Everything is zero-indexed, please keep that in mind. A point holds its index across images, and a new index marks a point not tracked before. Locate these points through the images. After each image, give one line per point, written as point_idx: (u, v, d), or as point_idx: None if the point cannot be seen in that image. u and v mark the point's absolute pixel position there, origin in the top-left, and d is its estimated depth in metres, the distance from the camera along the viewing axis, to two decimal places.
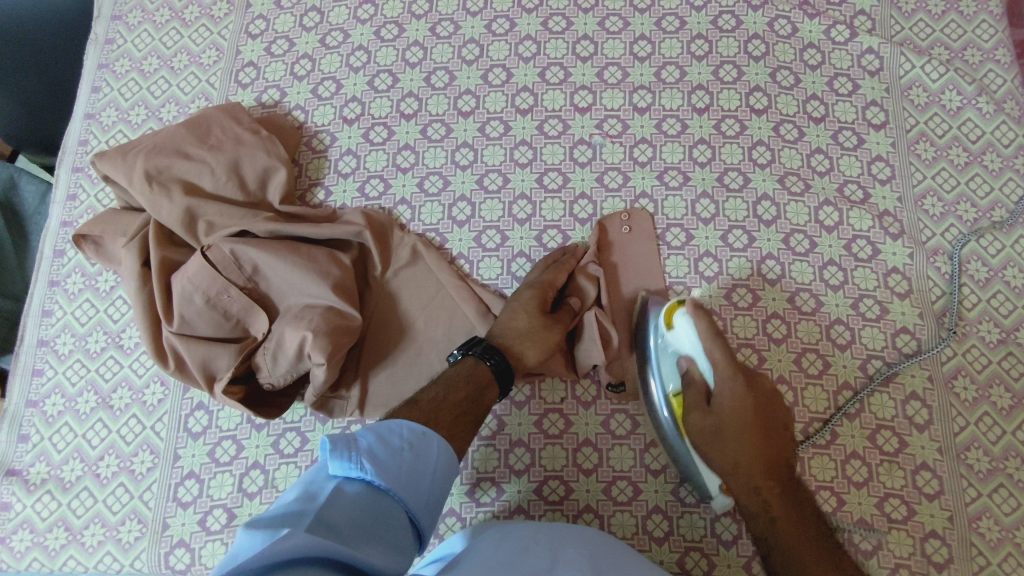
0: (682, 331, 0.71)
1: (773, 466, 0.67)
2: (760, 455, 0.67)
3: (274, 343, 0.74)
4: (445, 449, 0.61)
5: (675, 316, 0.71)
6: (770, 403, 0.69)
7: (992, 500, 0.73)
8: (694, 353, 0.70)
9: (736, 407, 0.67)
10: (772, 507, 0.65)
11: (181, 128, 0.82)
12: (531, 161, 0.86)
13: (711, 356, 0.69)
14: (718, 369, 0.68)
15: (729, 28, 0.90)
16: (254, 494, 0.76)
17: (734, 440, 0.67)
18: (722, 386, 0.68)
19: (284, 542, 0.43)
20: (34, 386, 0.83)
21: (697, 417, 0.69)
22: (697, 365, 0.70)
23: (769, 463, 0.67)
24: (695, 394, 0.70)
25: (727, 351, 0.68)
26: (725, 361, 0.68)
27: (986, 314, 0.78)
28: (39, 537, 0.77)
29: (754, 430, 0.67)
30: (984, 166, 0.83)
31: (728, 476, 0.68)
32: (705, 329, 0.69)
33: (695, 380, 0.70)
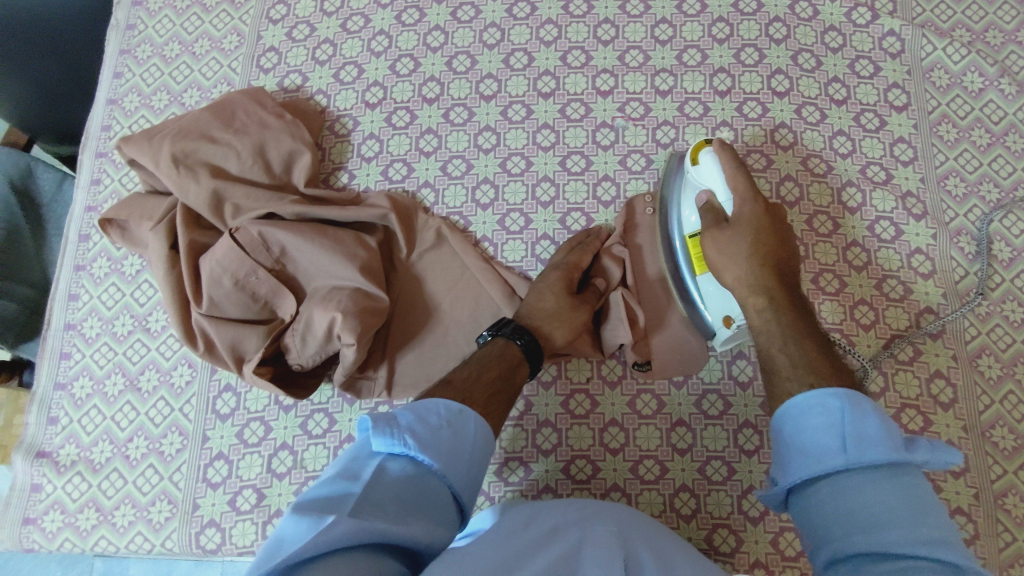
0: (706, 166, 0.73)
1: (784, 278, 0.68)
2: (772, 267, 0.68)
3: (303, 325, 0.75)
4: (482, 426, 0.61)
5: (702, 154, 0.73)
6: (783, 230, 0.71)
7: (1017, 477, 0.73)
8: (715, 185, 0.72)
9: (752, 224, 0.70)
10: (778, 301, 0.66)
11: (206, 112, 0.82)
12: (554, 145, 0.86)
13: (732, 182, 0.71)
14: (739, 194, 0.71)
15: (750, 11, 0.90)
16: (283, 474, 0.76)
17: (748, 252, 0.68)
18: (741, 207, 0.70)
19: (329, 531, 0.43)
20: (62, 369, 0.84)
21: (714, 234, 0.70)
22: (717, 197, 0.72)
23: (778, 277, 0.68)
24: (713, 217, 0.71)
25: (748, 179, 0.71)
26: (746, 186, 0.71)
27: (1009, 294, 0.79)
28: (70, 518, 0.78)
29: (767, 246, 0.69)
30: (1007, 147, 0.84)
31: (738, 286, 0.69)
32: (729, 161, 0.71)
33: (713, 208, 0.72)
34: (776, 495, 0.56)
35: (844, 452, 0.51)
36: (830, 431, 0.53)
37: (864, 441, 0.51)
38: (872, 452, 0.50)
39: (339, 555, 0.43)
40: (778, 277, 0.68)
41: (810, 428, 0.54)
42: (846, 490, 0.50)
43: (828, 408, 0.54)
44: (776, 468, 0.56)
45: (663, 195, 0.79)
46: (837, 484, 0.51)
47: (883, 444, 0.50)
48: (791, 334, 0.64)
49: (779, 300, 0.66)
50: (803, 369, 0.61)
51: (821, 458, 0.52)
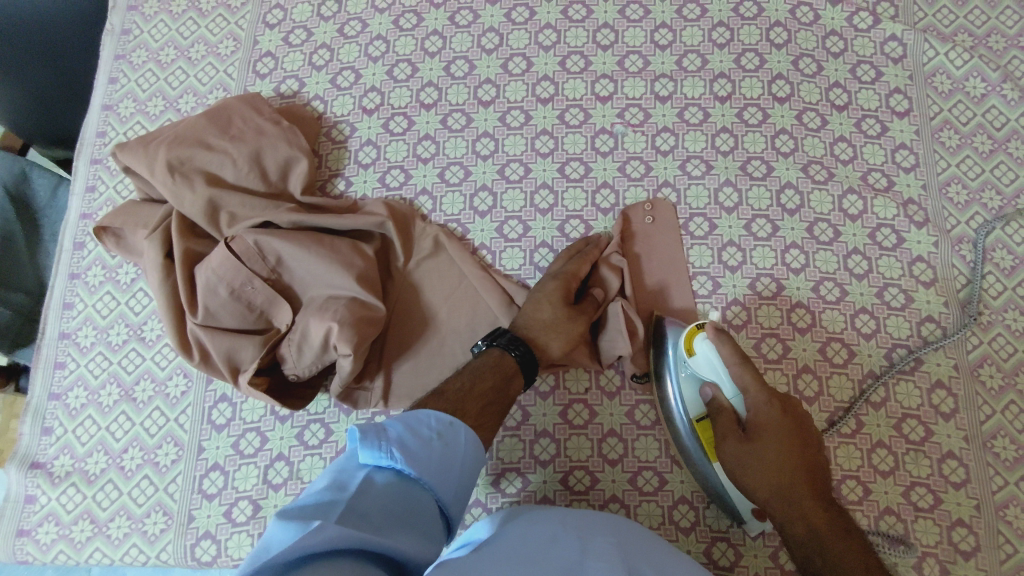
0: (703, 358, 0.70)
1: (815, 486, 0.66)
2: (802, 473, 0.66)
3: (299, 335, 0.74)
4: (472, 439, 0.60)
5: (696, 343, 0.71)
6: (801, 419, 0.69)
7: (1019, 489, 0.73)
8: (720, 379, 0.70)
9: (771, 431, 0.67)
10: (813, 517, 0.65)
11: (202, 120, 0.81)
12: (552, 151, 0.86)
13: (739, 380, 0.68)
14: (749, 392, 0.68)
15: (750, 16, 0.89)
16: (279, 486, 0.76)
17: (775, 463, 0.66)
18: (756, 409, 0.68)
19: (316, 536, 0.42)
20: (57, 378, 0.83)
21: (732, 444, 0.68)
22: (724, 391, 0.70)
23: (805, 473, 0.66)
24: (727, 422, 0.69)
25: (755, 373, 0.68)
26: (755, 384, 0.68)
27: (1011, 303, 0.78)
28: (64, 530, 0.77)
29: (793, 453, 0.66)
30: (1009, 154, 0.83)
31: (769, 500, 0.66)
32: (730, 353, 0.69)
33: (724, 408, 0.70)
34: None
35: None
36: None
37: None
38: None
39: (324, 561, 0.42)
40: (810, 487, 0.66)
41: None
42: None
43: None
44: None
45: (662, 367, 0.74)
46: None
47: None
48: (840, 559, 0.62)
49: (816, 518, 0.64)
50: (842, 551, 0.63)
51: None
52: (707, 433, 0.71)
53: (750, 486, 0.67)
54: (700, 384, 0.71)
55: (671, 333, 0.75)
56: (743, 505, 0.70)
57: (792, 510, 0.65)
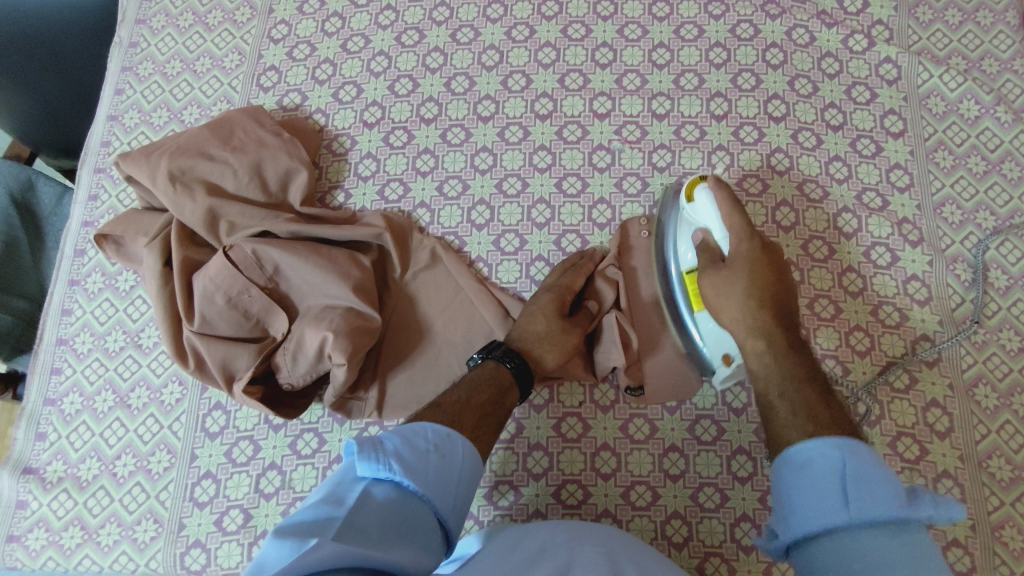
0: (702, 204, 0.73)
1: (781, 315, 0.67)
2: (769, 308, 0.67)
3: (295, 344, 0.74)
4: (470, 449, 0.60)
5: (696, 192, 0.74)
6: (782, 267, 0.70)
7: (1015, 509, 0.72)
8: (711, 223, 0.72)
9: (748, 264, 0.68)
10: (773, 339, 0.65)
11: (204, 130, 0.83)
12: (550, 166, 0.87)
13: (727, 220, 0.70)
14: (733, 230, 0.70)
15: (747, 37, 0.90)
16: (271, 495, 0.75)
17: (743, 291, 0.68)
18: (736, 247, 0.69)
19: (312, 555, 0.42)
20: (52, 384, 0.83)
21: (708, 275, 0.70)
22: (713, 235, 0.72)
23: (776, 316, 0.67)
24: (708, 258, 0.71)
25: (745, 219, 0.70)
26: (742, 226, 0.70)
27: (1006, 322, 0.78)
28: (55, 536, 0.77)
29: (763, 285, 0.68)
30: (1003, 175, 0.84)
31: (737, 325, 0.68)
32: (724, 196, 0.71)
33: (709, 248, 0.72)
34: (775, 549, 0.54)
35: (844, 507, 0.49)
36: (830, 484, 0.51)
37: (865, 495, 0.49)
38: (874, 510, 0.48)
39: None
40: (775, 315, 0.67)
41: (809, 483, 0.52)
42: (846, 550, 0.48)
43: (829, 458, 0.52)
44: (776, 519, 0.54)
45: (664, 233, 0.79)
46: (842, 546, 0.49)
47: (887, 498, 0.48)
48: (791, 381, 0.62)
49: (772, 338, 0.65)
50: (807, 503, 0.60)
51: (821, 512, 0.50)
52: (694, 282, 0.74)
53: (721, 313, 0.69)
54: (694, 232, 0.74)
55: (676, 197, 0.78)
56: (717, 350, 0.73)
57: (755, 336, 0.66)
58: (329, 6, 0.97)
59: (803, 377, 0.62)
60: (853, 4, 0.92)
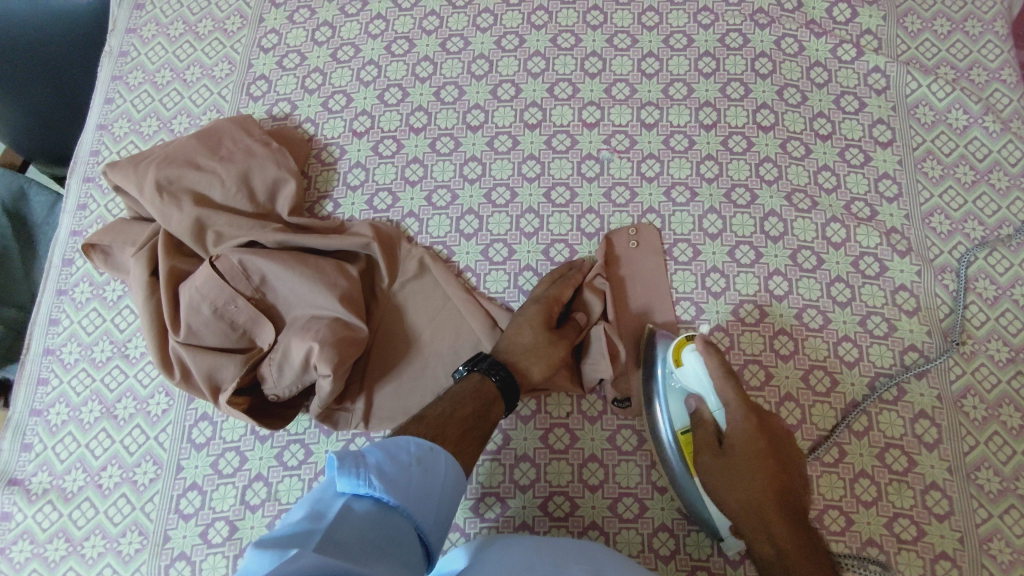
0: (691, 368, 0.70)
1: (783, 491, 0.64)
2: (772, 487, 0.64)
3: (281, 354, 0.74)
4: (452, 464, 0.60)
5: (683, 354, 0.71)
6: (782, 441, 0.66)
7: (1003, 521, 0.72)
8: (704, 392, 0.69)
9: (745, 445, 0.65)
10: (776, 532, 0.62)
11: (192, 140, 0.82)
12: (539, 176, 0.87)
13: (722, 392, 0.68)
14: (729, 406, 0.67)
15: (736, 46, 0.90)
16: (256, 506, 0.75)
17: (746, 476, 0.65)
18: (733, 425, 0.67)
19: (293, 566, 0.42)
20: (39, 395, 0.83)
21: (708, 456, 0.67)
22: (706, 403, 0.70)
23: (780, 497, 0.63)
24: (705, 434, 0.69)
25: (738, 389, 0.68)
26: (737, 400, 0.67)
27: (995, 333, 0.78)
28: (39, 548, 0.77)
29: (764, 467, 0.64)
30: (991, 185, 0.84)
31: (738, 514, 0.65)
32: (715, 367, 0.69)
33: (705, 420, 0.69)
34: None
35: None
36: None
37: None
38: None
39: None
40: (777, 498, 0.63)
41: None
42: None
43: None
44: None
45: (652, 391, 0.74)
46: None
47: None
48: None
49: (774, 519, 0.62)
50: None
51: None
52: (690, 446, 0.70)
53: (724, 500, 0.66)
54: (686, 397, 0.71)
55: (663, 345, 0.75)
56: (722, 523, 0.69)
57: (759, 528, 0.63)
58: (319, 16, 0.97)
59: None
60: (841, 14, 0.92)
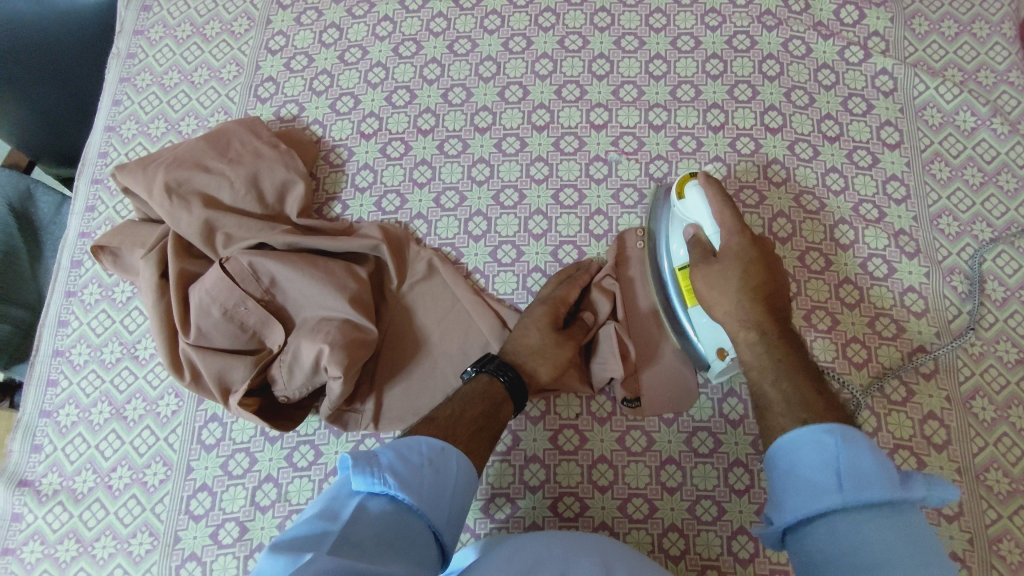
0: (691, 199, 0.72)
1: (771, 304, 0.67)
2: (762, 299, 0.67)
3: (291, 356, 0.74)
4: (464, 463, 0.60)
5: (687, 188, 0.73)
6: (773, 265, 0.70)
7: (1013, 522, 0.72)
8: (700, 217, 0.71)
9: (741, 258, 0.68)
10: (768, 333, 0.66)
11: (201, 142, 0.83)
12: (547, 177, 0.87)
13: (719, 216, 0.69)
14: (727, 228, 0.69)
15: (744, 48, 0.91)
16: (267, 507, 0.75)
17: (739, 288, 0.68)
18: (729, 242, 0.69)
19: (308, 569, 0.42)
20: (48, 396, 0.83)
21: (703, 271, 0.69)
22: (704, 230, 0.71)
23: (770, 312, 0.67)
24: (700, 253, 0.70)
25: (736, 211, 0.70)
26: (733, 221, 0.69)
27: (1003, 334, 0.78)
28: (50, 549, 0.77)
29: (757, 279, 0.68)
30: (999, 187, 0.84)
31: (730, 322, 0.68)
32: (715, 193, 0.70)
33: (700, 242, 0.71)
34: (772, 536, 0.56)
35: (838, 488, 0.51)
36: (826, 466, 0.53)
37: (860, 478, 0.51)
38: (865, 493, 0.50)
39: None
40: (767, 303, 0.67)
41: (806, 465, 0.54)
42: (838, 530, 0.50)
43: (825, 446, 0.54)
44: (771, 506, 0.56)
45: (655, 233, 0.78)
46: (831, 524, 0.51)
47: (880, 482, 0.50)
48: (785, 369, 0.64)
49: (767, 328, 0.66)
50: (798, 410, 0.61)
51: (815, 497, 0.52)
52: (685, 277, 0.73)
53: (716, 310, 0.69)
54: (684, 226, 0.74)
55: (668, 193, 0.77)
56: (710, 344, 0.73)
57: (752, 334, 0.66)
58: (326, 17, 0.97)
59: (796, 364, 0.64)
60: (849, 16, 0.92)
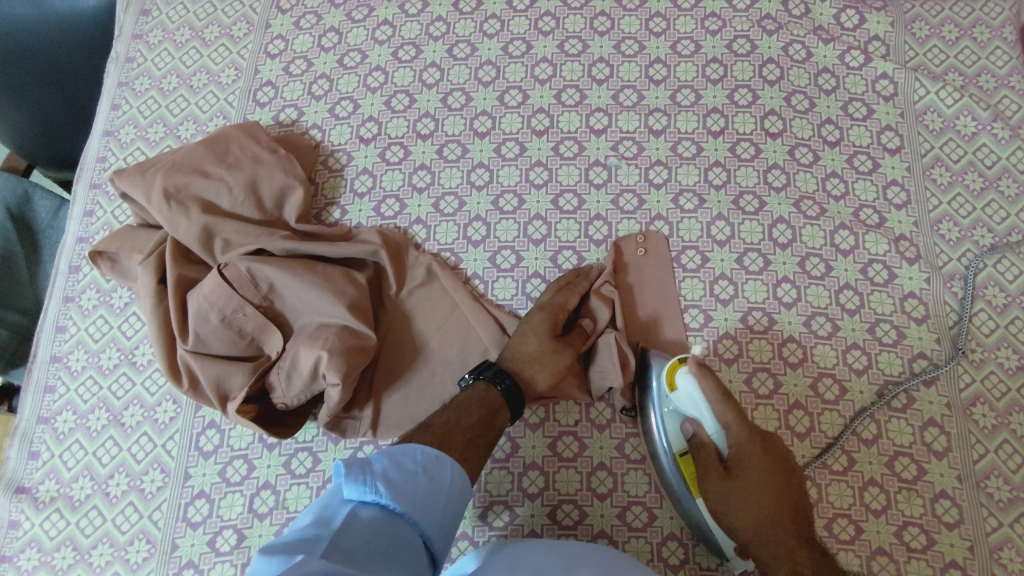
0: (685, 392, 0.69)
1: (796, 516, 0.65)
2: (785, 514, 0.64)
3: (289, 363, 0.74)
4: (459, 472, 0.60)
5: (678, 377, 0.70)
6: (786, 458, 0.67)
7: (1013, 530, 0.71)
8: (699, 414, 0.69)
9: (753, 470, 0.66)
10: (798, 557, 0.63)
11: (200, 147, 0.82)
12: (547, 182, 0.86)
13: (721, 414, 0.67)
14: (731, 430, 0.67)
15: (744, 52, 0.90)
16: (264, 515, 0.75)
17: (757, 505, 0.65)
18: (737, 449, 0.66)
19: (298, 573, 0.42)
20: (46, 402, 0.83)
21: (716, 486, 0.67)
22: (704, 426, 0.69)
23: (796, 526, 0.64)
24: (709, 460, 0.67)
25: (736, 410, 0.67)
26: (737, 421, 0.67)
27: (1004, 340, 0.78)
28: (47, 557, 0.76)
29: (775, 487, 0.65)
30: (1000, 192, 0.83)
31: (755, 545, 0.65)
32: (712, 391, 0.68)
33: (705, 445, 0.68)
34: None
35: None
36: None
37: None
38: None
39: None
40: (793, 511, 0.65)
41: None
42: None
43: None
44: None
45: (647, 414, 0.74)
46: None
47: None
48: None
49: (797, 554, 0.63)
50: None
51: None
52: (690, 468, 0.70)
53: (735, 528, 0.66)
54: (681, 418, 0.71)
55: (658, 368, 0.74)
56: (726, 542, 0.68)
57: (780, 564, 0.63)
58: (325, 21, 0.97)
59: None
60: (849, 20, 0.92)
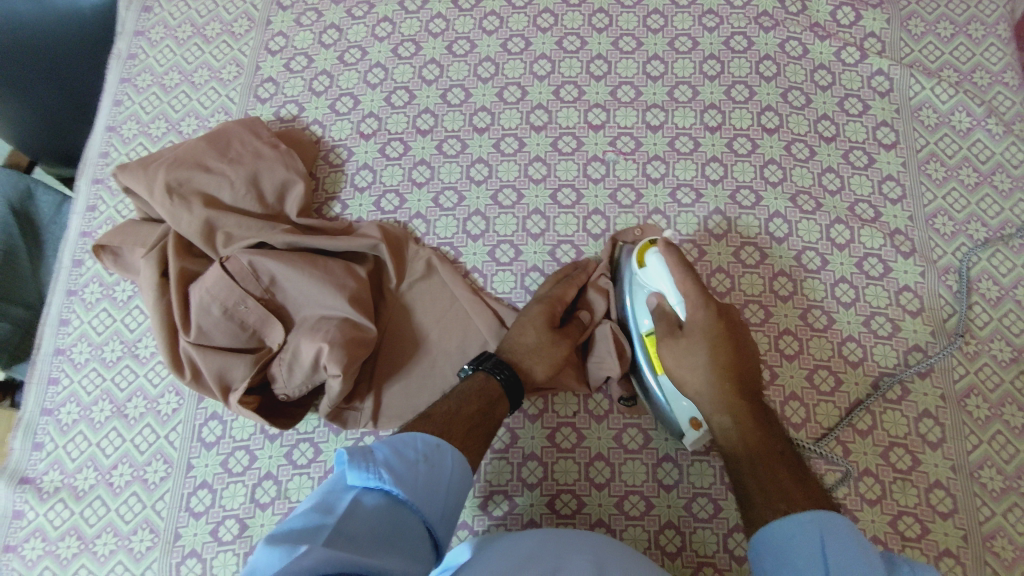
0: (653, 267, 0.73)
1: (741, 379, 0.68)
2: (733, 375, 0.68)
3: (291, 354, 0.75)
4: (459, 460, 0.61)
5: (647, 256, 0.74)
6: (739, 329, 0.70)
7: (1006, 519, 0.72)
8: (664, 287, 0.72)
9: (705, 333, 0.68)
10: (739, 417, 0.66)
11: (201, 141, 0.83)
12: (545, 177, 0.87)
13: (681, 286, 0.70)
14: (690, 298, 0.70)
15: (741, 49, 0.91)
16: (266, 505, 0.76)
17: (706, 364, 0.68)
18: (693, 314, 0.69)
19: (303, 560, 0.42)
20: (49, 394, 0.84)
21: (670, 347, 0.70)
22: (667, 300, 0.72)
23: (740, 388, 0.67)
24: (666, 326, 0.71)
25: (697, 280, 0.70)
26: (696, 290, 0.70)
27: (998, 333, 0.79)
28: (51, 546, 0.77)
29: (724, 352, 0.68)
30: (994, 187, 0.84)
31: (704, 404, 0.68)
32: (675, 261, 0.70)
33: (665, 315, 0.72)
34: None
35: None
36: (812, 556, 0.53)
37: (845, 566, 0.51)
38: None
39: None
40: (736, 375, 0.68)
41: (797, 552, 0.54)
42: None
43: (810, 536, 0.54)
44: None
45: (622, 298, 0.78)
46: None
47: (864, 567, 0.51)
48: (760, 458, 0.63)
49: (739, 409, 0.66)
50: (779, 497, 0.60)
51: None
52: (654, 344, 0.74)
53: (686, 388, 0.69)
54: (648, 295, 0.74)
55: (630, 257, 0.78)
56: (683, 414, 0.72)
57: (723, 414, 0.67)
58: (326, 18, 0.98)
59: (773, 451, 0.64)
60: (845, 17, 0.93)
